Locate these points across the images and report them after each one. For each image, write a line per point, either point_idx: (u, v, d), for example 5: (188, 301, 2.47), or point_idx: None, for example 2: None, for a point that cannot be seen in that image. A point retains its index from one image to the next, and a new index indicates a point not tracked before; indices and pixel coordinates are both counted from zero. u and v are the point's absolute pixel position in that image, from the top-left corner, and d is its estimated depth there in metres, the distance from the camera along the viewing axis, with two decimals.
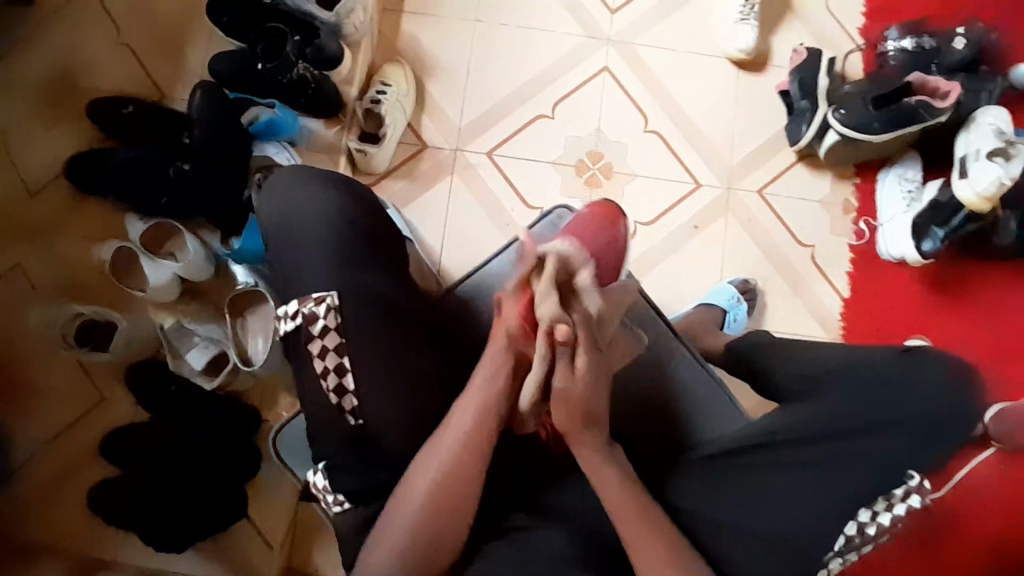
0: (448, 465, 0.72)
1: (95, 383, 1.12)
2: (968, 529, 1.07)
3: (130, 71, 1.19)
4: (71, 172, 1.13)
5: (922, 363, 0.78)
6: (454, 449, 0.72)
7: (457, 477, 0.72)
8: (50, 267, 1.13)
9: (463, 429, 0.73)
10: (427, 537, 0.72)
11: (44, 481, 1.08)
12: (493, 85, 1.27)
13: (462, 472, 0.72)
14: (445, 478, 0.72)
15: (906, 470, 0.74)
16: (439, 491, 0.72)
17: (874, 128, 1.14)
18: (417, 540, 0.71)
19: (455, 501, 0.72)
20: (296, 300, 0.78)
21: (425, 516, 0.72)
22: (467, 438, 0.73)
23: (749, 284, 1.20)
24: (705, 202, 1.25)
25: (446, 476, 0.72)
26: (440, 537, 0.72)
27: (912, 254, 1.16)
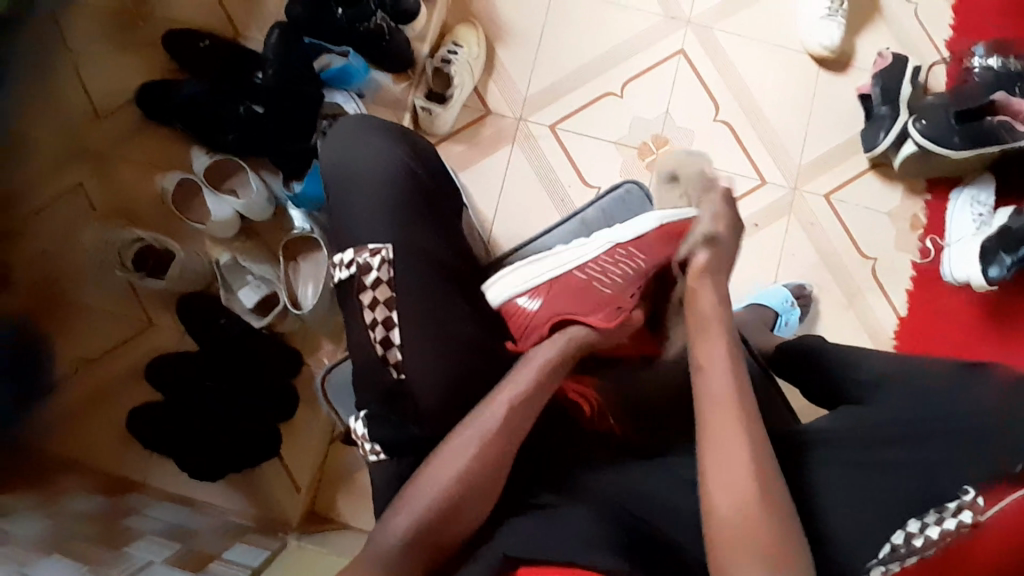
0: (496, 429, 0.70)
1: (144, 307, 1.14)
2: None
3: (208, 6, 1.19)
4: (141, 100, 1.14)
5: (984, 381, 0.74)
6: (493, 420, 0.70)
7: (503, 442, 0.70)
8: (111, 191, 1.15)
9: (504, 402, 0.72)
10: (464, 500, 0.67)
11: (84, 398, 1.11)
12: (563, 57, 1.25)
13: (499, 449, 0.69)
14: (489, 439, 0.70)
15: (960, 484, 0.71)
16: (481, 453, 0.69)
17: (954, 142, 1.10)
18: (456, 503, 0.67)
19: (496, 466, 0.69)
20: (351, 249, 0.76)
21: (464, 478, 0.68)
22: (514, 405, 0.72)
23: (804, 289, 1.17)
24: (768, 201, 1.22)
25: (490, 439, 0.70)
26: (478, 501, 0.68)
27: (977, 278, 1.11)
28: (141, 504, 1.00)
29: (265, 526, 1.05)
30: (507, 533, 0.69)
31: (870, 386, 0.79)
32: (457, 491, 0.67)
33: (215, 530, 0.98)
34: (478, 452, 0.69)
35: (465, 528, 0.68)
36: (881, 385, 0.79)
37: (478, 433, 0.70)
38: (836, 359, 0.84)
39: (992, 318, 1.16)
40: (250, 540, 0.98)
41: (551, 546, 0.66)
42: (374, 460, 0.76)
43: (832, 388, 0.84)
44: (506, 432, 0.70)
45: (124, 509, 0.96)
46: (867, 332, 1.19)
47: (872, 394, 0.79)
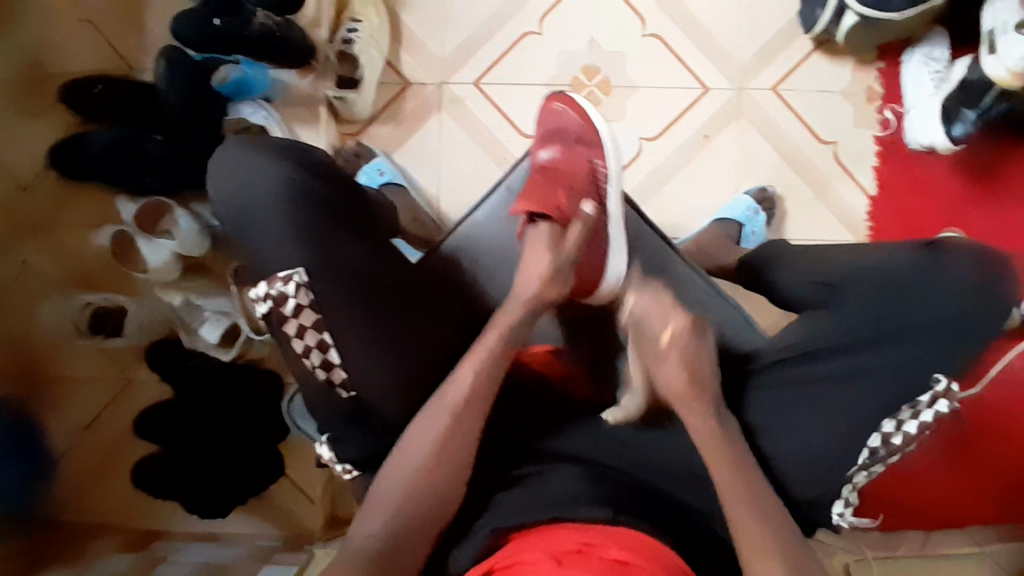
0: (435, 451, 0.66)
1: (118, 365, 1.14)
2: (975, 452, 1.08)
3: (91, 46, 1.13)
4: (52, 159, 1.09)
5: (945, 260, 0.70)
6: (420, 457, 0.66)
7: (450, 464, 0.67)
8: (50, 260, 1.13)
9: (432, 434, 0.67)
10: (434, 481, 0.66)
11: (85, 467, 1.12)
12: (471, 5, 1.16)
13: (447, 476, 0.66)
14: (421, 476, 0.66)
15: (932, 375, 0.69)
16: (415, 487, 0.65)
17: (894, 4, 1.00)
18: (433, 487, 0.66)
19: (443, 483, 0.66)
20: (263, 281, 0.69)
21: (438, 459, 0.66)
22: (448, 435, 0.67)
23: (767, 193, 1.12)
24: (716, 108, 1.16)
25: (455, 430, 0.67)
26: (449, 478, 0.66)
27: (941, 140, 1.05)
28: (168, 552, 1.02)
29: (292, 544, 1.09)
30: (492, 512, 0.68)
31: (832, 284, 0.74)
32: (430, 475, 0.66)
33: (242, 559, 1.01)
34: (412, 485, 0.65)
35: (447, 505, 0.66)
36: (838, 282, 0.74)
37: (444, 424, 0.67)
38: (791, 262, 0.81)
39: (960, 175, 1.11)
40: (277, 559, 1.00)
41: (536, 506, 0.66)
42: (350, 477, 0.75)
43: (788, 292, 0.80)
44: (447, 463, 0.67)
45: (151, 560, 0.98)
46: (840, 220, 1.15)
47: (834, 293, 0.74)
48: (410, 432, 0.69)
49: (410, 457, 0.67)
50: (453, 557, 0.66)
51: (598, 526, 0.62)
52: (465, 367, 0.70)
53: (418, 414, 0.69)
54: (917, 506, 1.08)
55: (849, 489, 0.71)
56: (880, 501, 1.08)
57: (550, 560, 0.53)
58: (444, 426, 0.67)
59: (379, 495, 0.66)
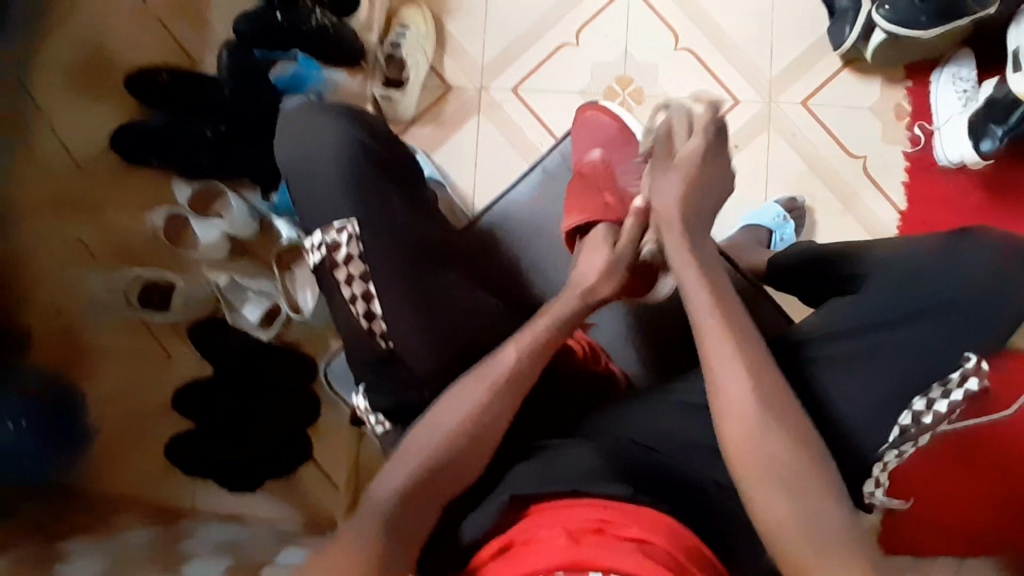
0: (469, 422, 0.68)
1: (160, 341, 1.20)
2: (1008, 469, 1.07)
3: (158, 42, 1.24)
4: (115, 143, 1.17)
5: (968, 249, 0.74)
6: (453, 422, 0.68)
7: (481, 437, 0.68)
8: (103, 234, 1.18)
9: (467, 403, 0.69)
10: (465, 448, 0.67)
11: (120, 439, 1.16)
12: (513, 17, 1.24)
13: (475, 445, 0.67)
14: (448, 438, 0.67)
15: (960, 352, 0.70)
16: (443, 449, 0.66)
17: (923, 22, 1.03)
18: (458, 452, 0.67)
19: (471, 452, 0.67)
20: (318, 231, 0.74)
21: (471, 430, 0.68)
22: (484, 407, 0.69)
23: (796, 202, 1.14)
24: (745, 119, 1.19)
25: (492, 404, 0.69)
26: (481, 444, 0.68)
27: (971, 154, 1.08)
28: (192, 526, 1.04)
29: (310, 528, 1.07)
30: (511, 482, 0.67)
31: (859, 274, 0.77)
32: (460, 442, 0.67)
33: (264, 537, 1.02)
34: (440, 448, 0.66)
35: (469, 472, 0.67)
36: (862, 271, 0.77)
37: (481, 397, 0.69)
38: (814, 256, 0.83)
39: (989, 191, 1.12)
40: (299, 541, 1.01)
41: (551, 478, 0.65)
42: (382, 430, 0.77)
43: (816, 286, 0.82)
44: (480, 435, 0.68)
45: (176, 532, 1.00)
46: (868, 231, 1.16)
47: (858, 283, 0.77)
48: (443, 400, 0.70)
49: (442, 424, 0.68)
50: (464, 526, 0.65)
51: (612, 502, 0.61)
52: (510, 347, 0.73)
53: (455, 385, 0.71)
54: (945, 503, 1.07)
55: (879, 468, 0.70)
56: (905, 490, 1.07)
57: (566, 541, 0.55)
58: (481, 399, 0.69)
59: (404, 455, 0.66)
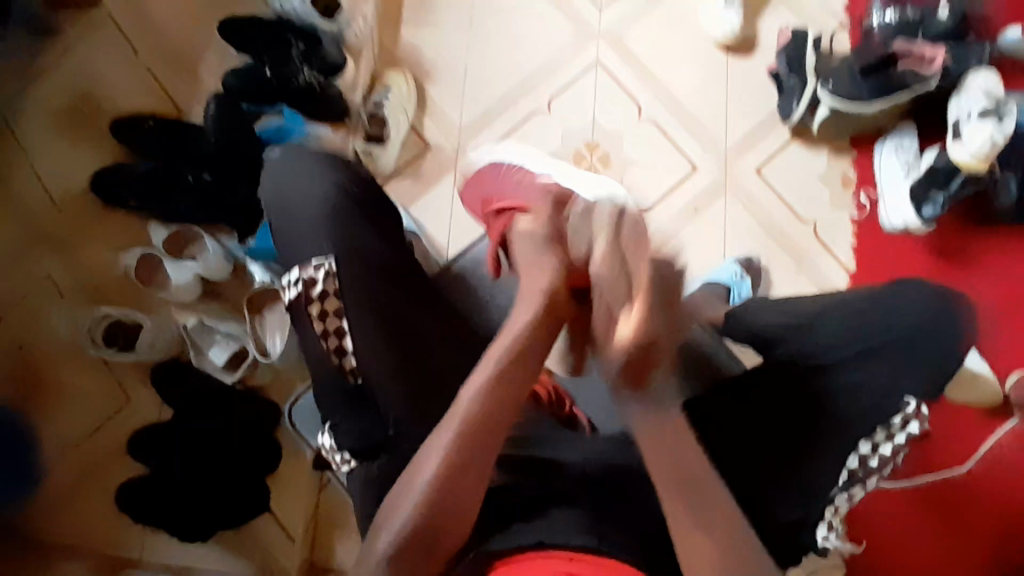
0: (437, 485, 0.61)
1: (121, 385, 1.16)
2: (965, 514, 1.09)
3: (146, 90, 1.27)
4: (96, 186, 1.20)
5: (901, 296, 0.77)
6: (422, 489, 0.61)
7: (451, 499, 0.61)
8: (75, 276, 1.19)
9: (432, 466, 0.62)
10: (453, 492, 0.62)
11: (69, 487, 1.11)
12: (490, 83, 1.33)
13: (450, 509, 0.61)
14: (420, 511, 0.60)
15: (901, 398, 0.73)
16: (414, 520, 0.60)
17: (864, 97, 1.16)
18: (445, 499, 0.61)
19: (448, 516, 0.61)
20: (296, 267, 0.77)
21: (440, 493, 0.61)
22: (452, 466, 0.62)
23: (752, 262, 1.20)
24: (704, 183, 1.28)
25: (461, 456, 0.62)
26: (469, 484, 0.62)
27: (913, 220, 1.18)
28: None
29: None
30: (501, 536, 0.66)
31: (800, 325, 0.79)
32: (434, 508, 0.61)
33: None
34: (414, 518, 0.60)
35: (464, 519, 0.62)
36: (818, 315, 0.78)
37: (448, 452, 0.62)
38: (760, 309, 0.84)
39: (933, 256, 1.21)
40: None
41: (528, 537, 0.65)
42: (347, 471, 0.74)
43: (757, 336, 0.82)
44: (452, 496, 0.61)
45: None
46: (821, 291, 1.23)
47: (810, 329, 0.78)
48: (413, 464, 0.64)
49: (411, 493, 0.62)
50: None
51: (583, 555, 0.62)
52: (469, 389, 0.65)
53: (422, 445, 0.64)
54: (902, 546, 1.09)
55: (832, 512, 0.74)
56: (863, 531, 1.09)
57: None
58: (443, 460, 0.62)
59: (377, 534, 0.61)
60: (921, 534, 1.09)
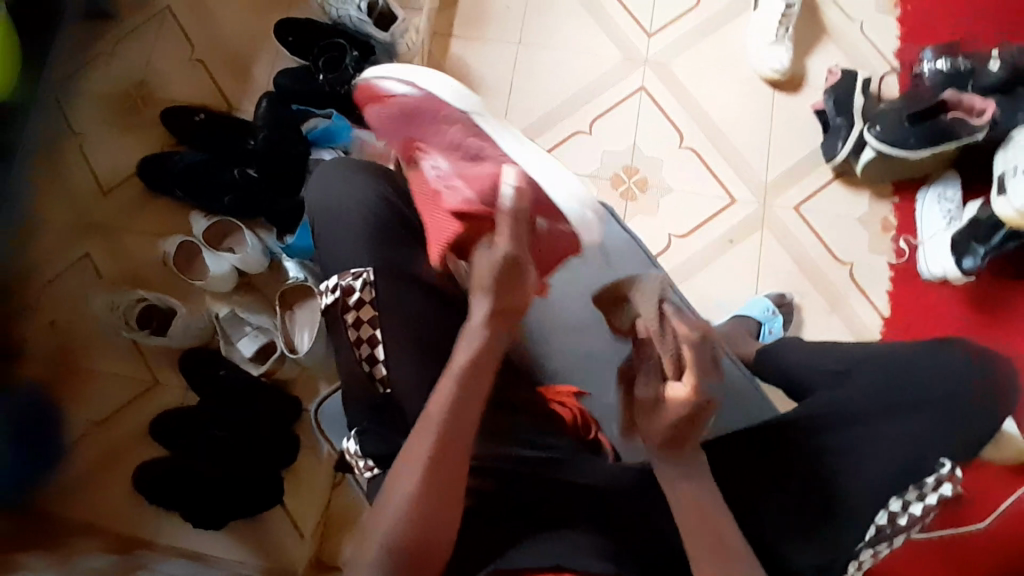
0: (423, 487, 0.63)
1: (149, 367, 1.18)
2: None
3: (199, 83, 1.30)
4: (142, 172, 1.23)
5: (943, 358, 0.76)
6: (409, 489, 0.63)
7: (434, 500, 0.63)
8: (115, 258, 1.23)
9: (415, 465, 0.64)
10: (429, 508, 0.63)
11: (91, 463, 1.13)
12: (534, 100, 1.34)
13: (432, 510, 0.63)
14: (411, 515, 0.62)
15: (936, 459, 0.71)
16: (404, 522, 0.62)
17: (911, 143, 1.14)
18: (420, 516, 0.63)
19: (431, 519, 0.63)
20: (335, 275, 0.78)
21: (422, 492, 0.63)
22: (432, 467, 0.63)
23: (785, 297, 1.19)
24: (740, 216, 1.27)
25: (439, 456, 0.64)
26: (444, 506, 0.63)
27: (953, 270, 1.15)
28: (151, 560, 0.99)
29: None
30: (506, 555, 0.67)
31: (844, 373, 0.78)
32: (417, 510, 0.62)
33: None
34: (402, 517, 0.62)
35: (441, 541, 0.63)
36: (853, 367, 0.78)
37: (428, 452, 0.64)
38: (794, 350, 0.84)
39: (971, 309, 1.18)
40: None
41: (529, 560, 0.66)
42: (368, 477, 0.75)
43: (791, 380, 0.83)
44: (434, 496, 0.63)
45: (133, 564, 0.95)
46: (854, 335, 1.20)
47: (843, 378, 0.78)
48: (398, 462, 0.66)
49: (397, 495, 0.63)
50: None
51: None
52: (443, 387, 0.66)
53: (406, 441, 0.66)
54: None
55: (855, 566, 0.71)
56: None
57: None
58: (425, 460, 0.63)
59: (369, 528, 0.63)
60: None
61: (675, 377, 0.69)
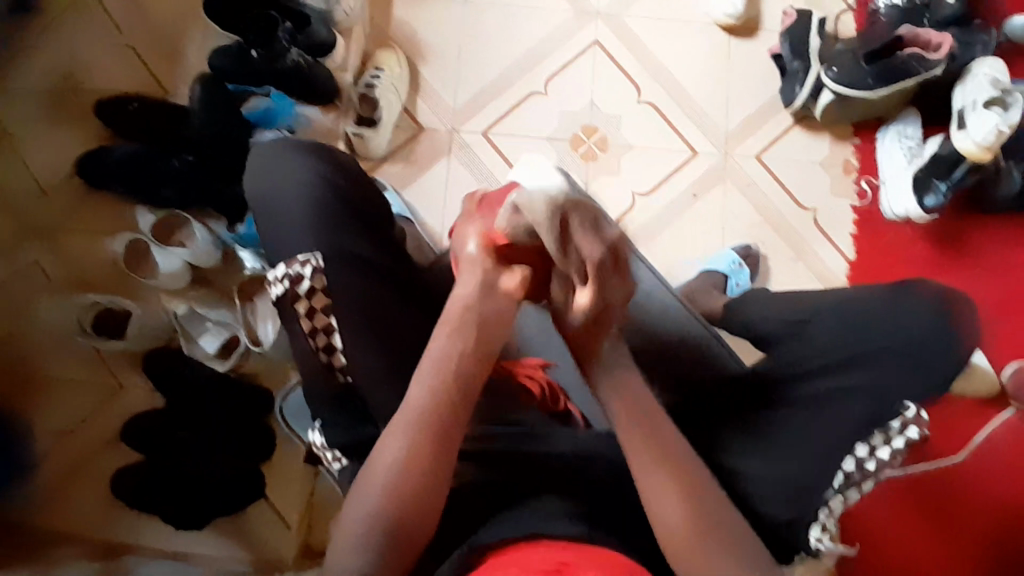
0: (393, 484, 0.61)
1: (111, 371, 1.15)
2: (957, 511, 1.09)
3: (130, 70, 1.23)
4: (79, 169, 1.16)
5: (907, 299, 0.75)
6: (382, 488, 0.61)
7: (411, 493, 0.61)
8: (63, 262, 1.18)
9: (388, 463, 0.61)
10: (419, 482, 0.61)
11: (61, 472, 1.11)
12: (485, 65, 1.29)
13: (414, 506, 0.61)
14: (387, 511, 0.60)
15: (900, 401, 0.71)
16: (380, 520, 0.60)
17: (868, 83, 1.13)
18: (403, 490, 0.61)
19: (413, 511, 0.61)
20: (283, 263, 0.74)
21: (401, 489, 0.61)
22: (405, 463, 0.61)
23: (750, 249, 1.19)
24: (703, 169, 1.25)
25: (416, 452, 0.62)
26: (421, 499, 0.61)
27: (915, 210, 1.15)
28: (134, 564, 0.97)
29: (261, 567, 1.03)
30: (488, 529, 0.65)
31: (802, 321, 0.80)
32: (396, 507, 0.60)
33: None
34: (375, 516, 0.60)
35: (417, 534, 0.61)
36: (814, 317, 0.79)
37: (399, 447, 0.62)
38: (771, 301, 0.86)
39: (935, 247, 1.19)
40: None
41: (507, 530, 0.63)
42: (339, 467, 0.74)
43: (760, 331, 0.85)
44: (413, 490, 0.61)
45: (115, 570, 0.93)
46: (821, 279, 1.21)
47: (808, 326, 0.79)
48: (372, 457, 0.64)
49: (368, 492, 0.61)
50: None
51: (572, 543, 0.61)
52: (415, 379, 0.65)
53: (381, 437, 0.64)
54: (896, 538, 1.09)
55: (826, 513, 0.70)
56: (853, 527, 1.09)
57: None
58: (399, 455, 0.62)
59: (341, 529, 0.61)
60: (912, 530, 1.08)
61: (580, 285, 0.68)
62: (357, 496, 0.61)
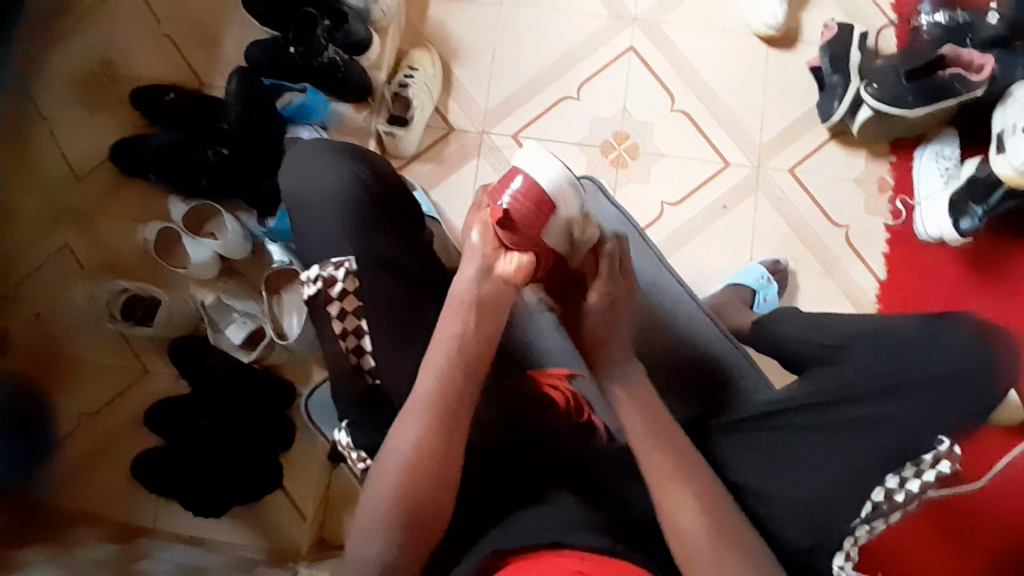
0: (411, 470, 0.63)
1: (138, 357, 1.17)
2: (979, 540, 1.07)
3: (168, 60, 1.24)
4: (116, 157, 1.18)
5: (945, 333, 0.74)
6: (397, 475, 0.63)
7: (425, 479, 0.63)
8: (95, 247, 1.20)
9: (404, 450, 0.63)
10: (431, 475, 0.63)
11: (87, 454, 1.13)
12: (518, 67, 1.28)
13: (428, 492, 0.63)
14: (402, 495, 0.62)
15: (934, 435, 0.70)
16: (394, 504, 0.62)
17: (908, 101, 1.10)
18: (420, 485, 0.63)
19: (427, 499, 0.63)
20: (315, 266, 0.75)
21: (414, 477, 0.63)
22: (418, 450, 0.63)
23: (779, 264, 1.17)
24: (733, 181, 1.24)
25: (430, 440, 0.63)
26: (435, 486, 0.63)
27: (950, 232, 1.12)
28: (154, 548, 0.99)
29: (276, 558, 1.04)
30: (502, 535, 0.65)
31: (839, 345, 0.78)
32: (412, 493, 0.62)
33: (225, 565, 0.95)
34: (390, 500, 0.62)
35: (434, 523, 0.64)
36: (850, 343, 0.77)
37: (413, 435, 0.64)
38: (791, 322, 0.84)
39: (970, 270, 1.17)
40: (262, 570, 0.96)
41: (528, 536, 0.63)
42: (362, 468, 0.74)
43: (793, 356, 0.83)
44: (426, 479, 0.63)
45: (136, 553, 0.95)
46: (850, 300, 1.19)
47: (844, 353, 0.77)
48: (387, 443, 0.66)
49: (385, 479, 0.63)
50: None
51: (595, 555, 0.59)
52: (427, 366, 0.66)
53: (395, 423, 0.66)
54: (917, 570, 1.05)
55: (850, 542, 0.70)
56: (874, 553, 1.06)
57: None
58: (413, 441, 0.63)
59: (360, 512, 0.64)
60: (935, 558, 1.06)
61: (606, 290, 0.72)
62: (374, 481, 0.64)
